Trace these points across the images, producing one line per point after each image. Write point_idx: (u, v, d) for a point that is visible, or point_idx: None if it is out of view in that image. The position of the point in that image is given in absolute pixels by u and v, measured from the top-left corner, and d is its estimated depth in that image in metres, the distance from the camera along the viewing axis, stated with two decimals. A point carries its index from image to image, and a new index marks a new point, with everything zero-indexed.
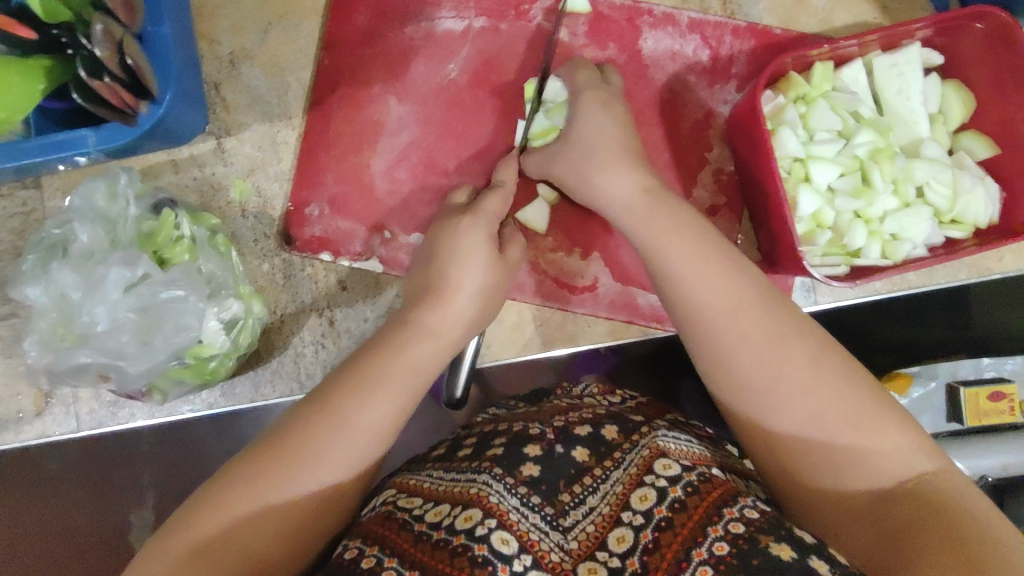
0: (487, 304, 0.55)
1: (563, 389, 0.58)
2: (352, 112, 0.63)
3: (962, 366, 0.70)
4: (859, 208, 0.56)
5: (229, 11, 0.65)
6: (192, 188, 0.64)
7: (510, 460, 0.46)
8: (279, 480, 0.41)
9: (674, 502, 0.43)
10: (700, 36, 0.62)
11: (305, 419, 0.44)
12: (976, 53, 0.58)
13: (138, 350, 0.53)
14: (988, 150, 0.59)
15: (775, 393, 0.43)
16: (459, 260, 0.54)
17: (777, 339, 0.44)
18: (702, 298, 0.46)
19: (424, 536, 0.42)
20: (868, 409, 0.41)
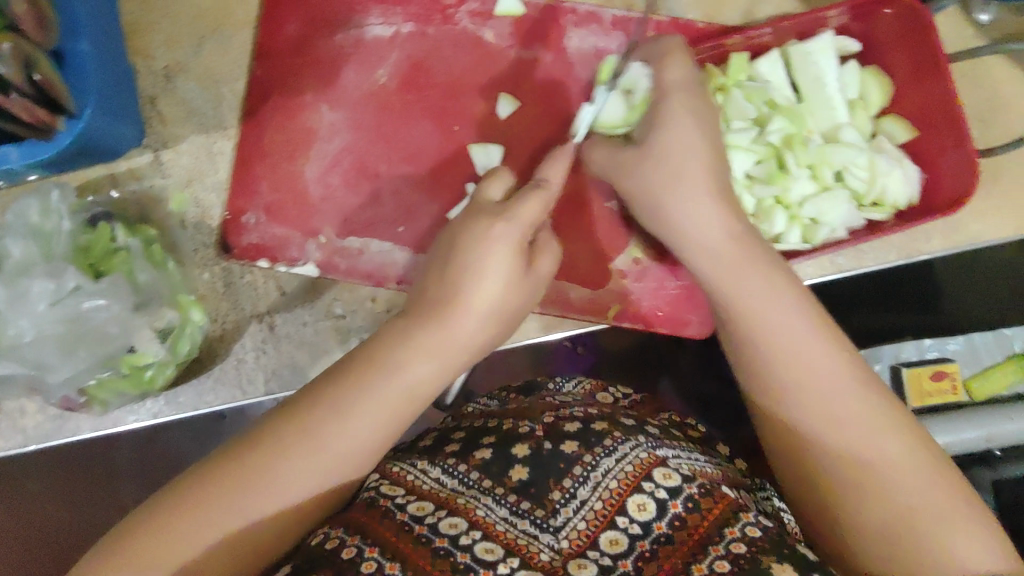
0: (500, 322, 0.53)
1: (552, 387, 0.63)
2: (285, 120, 0.64)
3: (905, 349, 0.75)
4: (777, 194, 0.58)
5: (163, 25, 0.65)
6: (131, 201, 0.64)
7: (500, 463, 0.48)
8: (241, 496, 0.43)
9: (674, 518, 0.46)
10: (624, 34, 0.63)
11: (290, 420, 0.46)
12: (892, 38, 0.58)
13: (61, 359, 0.55)
14: (908, 133, 0.59)
15: (798, 393, 0.47)
16: (485, 276, 0.51)
17: (799, 342, 0.48)
18: (806, 365, 0.47)
19: (406, 527, 0.44)
20: (873, 422, 0.46)
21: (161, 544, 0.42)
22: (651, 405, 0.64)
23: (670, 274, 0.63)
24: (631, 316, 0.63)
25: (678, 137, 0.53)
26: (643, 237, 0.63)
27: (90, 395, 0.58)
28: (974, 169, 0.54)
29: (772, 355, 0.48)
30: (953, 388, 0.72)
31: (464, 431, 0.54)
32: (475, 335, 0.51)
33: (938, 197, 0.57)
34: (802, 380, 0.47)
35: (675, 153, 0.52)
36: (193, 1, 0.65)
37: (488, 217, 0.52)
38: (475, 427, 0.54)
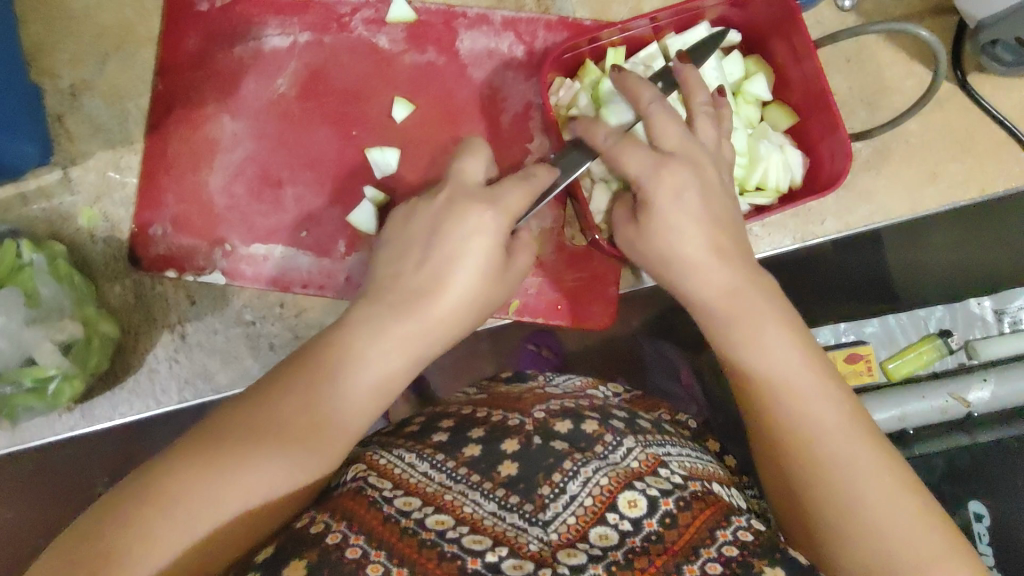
0: (472, 316, 0.53)
1: (543, 379, 0.62)
2: (187, 132, 0.66)
3: (822, 334, 0.75)
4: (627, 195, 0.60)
5: (68, 45, 0.66)
6: (42, 219, 0.65)
7: (487, 461, 0.48)
8: (218, 485, 0.41)
9: (664, 516, 0.45)
10: (514, 33, 0.65)
11: (245, 431, 0.44)
12: (768, 27, 0.59)
13: None
14: (788, 119, 0.60)
15: (777, 380, 0.48)
16: (464, 263, 0.52)
17: (762, 326, 0.49)
18: (796, 404, 0.47)
19: (391, 519, 0.43)
20: (846, 418, 0.46)
21: (129, 542, 0.39)
22: (641, 402, 0.64)
23: (569, 267, 0.64)
24: (534, 310, 0.64)
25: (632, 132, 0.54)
26: (541, 233, 0.64)
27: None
28: (846, 148, 0.54)
29: (770, 397, 0.48)
30: (869, 369, 0.73)
31: (452, 421, 0.54)
32: (452, 320, 0.51)
33: (818, 180, 0.59)
34: (791, 416, 0.47)
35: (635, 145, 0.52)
36: (96, 20, 0.67)
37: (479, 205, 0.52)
38: (466, 416, 0.54)
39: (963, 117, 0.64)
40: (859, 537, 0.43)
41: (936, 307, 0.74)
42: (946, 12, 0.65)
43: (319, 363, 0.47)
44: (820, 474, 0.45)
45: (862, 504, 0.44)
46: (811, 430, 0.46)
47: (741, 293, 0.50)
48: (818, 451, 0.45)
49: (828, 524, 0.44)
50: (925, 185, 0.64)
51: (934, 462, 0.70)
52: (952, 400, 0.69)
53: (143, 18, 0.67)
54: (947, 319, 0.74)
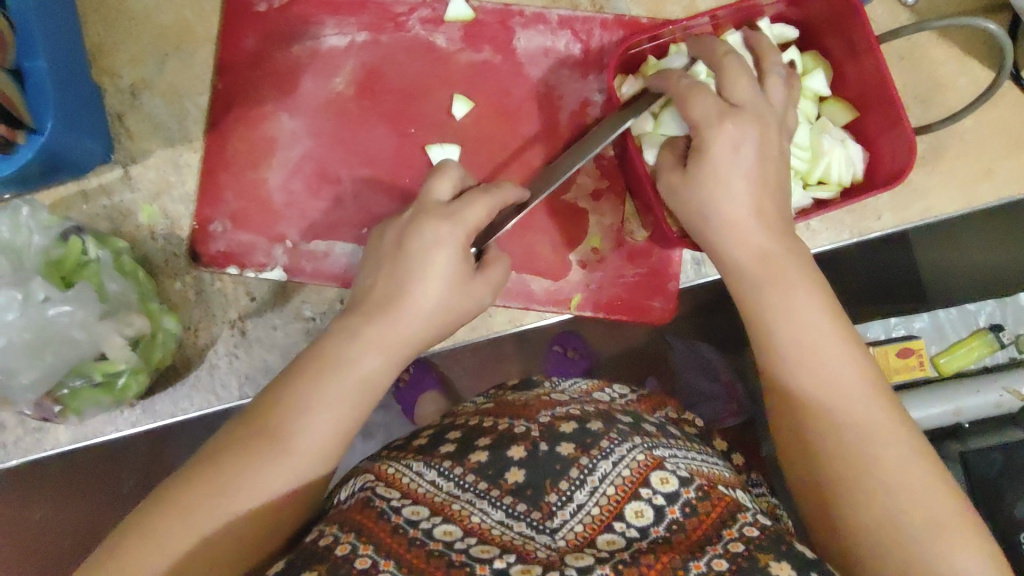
0: (439, 327, 0.54)
1: (550, 384, 0.64)
2: (245, 130, 0.66)
3: (872, 329, 0.75)
4: None
5: (128, 45, 0.67)
6: (103, 216, 0.66)
7: (495, 468, 0.51)
8: (246, 476, 0.45)
9: (671, 523, 0.49)
10: (570, 32, 0.65)
11: (273, 416, 0.47)
12: (825, 23, 0.60)
13: (27, 362, 0.56)
14: (847, 114, 0.61)
15: (809, 353, 0.48)
16: (427, 277, 0.52)
17: (784, 295, 0.50)
18: (818, 367, 0.48)
19: (400, 529, 0.47)
20: (866, 388, 0.47)
21: (173, 519, 0.43)
22: (651, 399, 0.66)
23: (627, 262, 0.65)
24: (594, 304, 0.65)
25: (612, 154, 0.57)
26: (600, 228, 0.65)
27: (64, 404, 0.60)
28: (910, 141, 0.55)
29: (786, 371, 0.49)
30: (920, 364, 0.73)
31: (460, 431, 0.56)
32: (421, 330, 0.52)
33: (879, 173, 0.59)
34: (816, 378, 0.48)
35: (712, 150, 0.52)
36: (155, 20, 0.67)
37: (436, 218, 0.53)
38: (471, 426, 0.56)
39: (1016, 112, 0.65)
40: (875, 503, 0.45)
41: (986, 301, 0.74)
42: (999, 9, 0.65)
43: (326, 365, 0.49)
44: (838, 446, 0.46)
45: (874, 471, 0.45)
46: (830, 392, 0.48)
47: (772, 256, 0.51)
48: (835, 414, 0.47)
49: (843, 496, 0.46)
50: (980, 179, 0.64)
51: (991, 456, 0.67)
52: (1007, 394, 0.70)
53: (201, 18, 0.67)
54: (997, 313, 0.74)
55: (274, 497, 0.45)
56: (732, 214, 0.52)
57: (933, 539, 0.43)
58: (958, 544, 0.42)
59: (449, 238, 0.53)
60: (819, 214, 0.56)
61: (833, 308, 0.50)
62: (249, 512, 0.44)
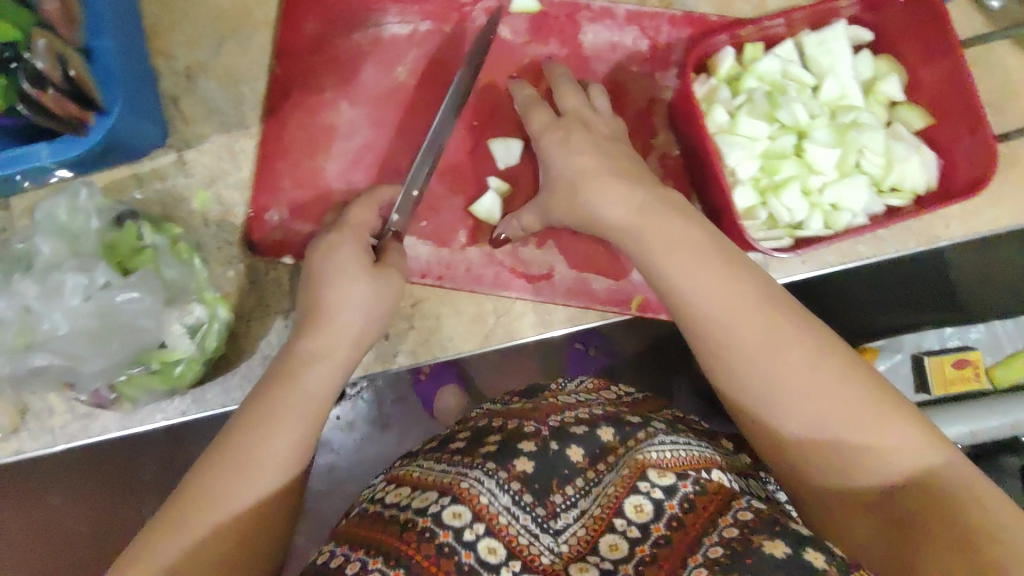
0: (376, 317, 0.54)
1: (556, 386, 0.63)
2: (305, 118, 0.65)
3: (926, 338, 0.76)
4: (762, 195, 0.58)
5: (184, 26, 0.65)
6: (156, 200, 0.65)
7: (505, 456, 0.51)
8: (229, 484, 0.45)
9: (671, 520, 0.48)
10: (638, 27, 0.64)
11: (248, 418, 0.48)
12: (902, 26, 0.58)
13: (93, 349, 0.56)
14: (922, 119, 0.59)
15: (738, 351, 0.48)
16: (340, 279, 0.54)
17: (706, 293, 0.49)
18: (720, 332, 0.48)
19: (409, 525, 0.47)
20: (810, 371, 0.46)
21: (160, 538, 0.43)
22: (653, 401, 0.65)
23: None
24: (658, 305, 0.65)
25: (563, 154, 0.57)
26: None
27: (119, 391, 0.60)
28: (992, 149, 0.54)
29: (724, 374, 0.49)
30: (977, 375, 0.73)
31: (468, 432, 0.56)
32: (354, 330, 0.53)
33: (956, 180, 0.58)
34: (706, 329, 0.49)
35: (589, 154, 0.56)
36: (213, 2, 0.65)
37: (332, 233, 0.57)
38: (479, 426, 0.56)
39: None
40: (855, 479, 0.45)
41: None
42: None
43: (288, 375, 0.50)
44: (797, 444, 0.46)
45: (840, 455, 0.45)
46: (728, 334, 0.48)
47: (690, 257, 0.51)
48: (778, 410, 0.46)
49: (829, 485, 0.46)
50: None
51: None
52: None
53: (261, 2, 0.66)
54: None
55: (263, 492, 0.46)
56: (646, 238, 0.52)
57: (869, 434, 0.44)
58: (891, 429, 0.44)
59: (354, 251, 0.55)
60: (898, 221, 0.54)
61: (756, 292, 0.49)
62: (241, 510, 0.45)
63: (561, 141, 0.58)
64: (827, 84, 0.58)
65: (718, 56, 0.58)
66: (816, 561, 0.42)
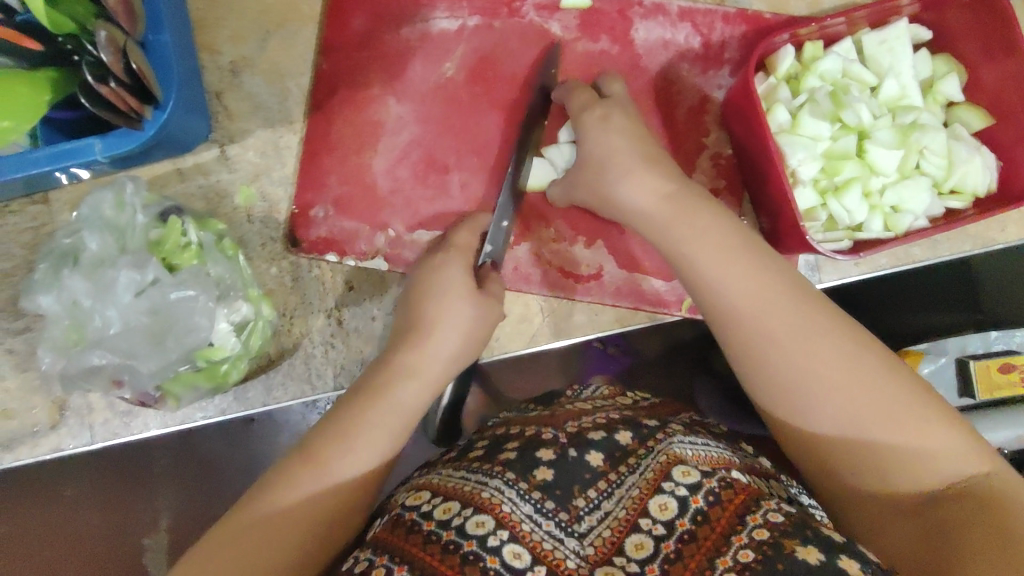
0: (473, 339, 0.56)
1: (572, 392, 0.60)
2: (352, 114, 0.64)
3: (971, 342, 0.72)
4: (823, 196, 0.57)
5: (229, 20, 0.64)
6: (199, 195, 0.64)
7: (524, 464, 0.48)
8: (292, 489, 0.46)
9: (696, 514, 0.46)
10: (691, 25, 0.64)
11: (321, 431, 0.49)
12: (966, 25, 0.57)
13: (151, 349, 0.56)
14: (983, 120, 0.58)
15: (776, 348, 0.48)
16: (446, 295, 0.56)
17: (748, 293, 0.49)
18: (759, 330, 0.48)
19: (432, 537, 0.45)
20: (850, 370, 0.46)
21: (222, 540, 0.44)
22: (668, 406, 0.61)
23: None
24: None
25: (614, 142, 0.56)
26: None
27: (166, 389, 0.59)
28: None
29: (759, 371, 0.48)
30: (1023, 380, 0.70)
31: (487, 440, 0.53)
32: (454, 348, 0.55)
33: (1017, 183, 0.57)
34: (745, 345, 0.49)
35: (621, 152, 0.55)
36: None
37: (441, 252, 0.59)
38: (499, 434, 0.53)
39: None
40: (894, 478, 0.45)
41: None
42: None
43: (376, 390, 0.51)
44: (832, 442, 0.46)
45: (882, 456, 0.45)
46: (768, 349, 0.48)
47: (732, 253, 0.51)
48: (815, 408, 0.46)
49: (868, 485, 0.46)
50: None
51: None
52: None
53: None
54: None
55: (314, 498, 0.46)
56: (687, 233, 0.52)
57: (911, 440, 0.44)
58: (931, 430, 0.44)
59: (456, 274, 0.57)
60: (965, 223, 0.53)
61: (795, 291, 0.49)
62: (295, 517, 0.45)
63: (608, 122, 0.56)
64: (888, 83, 0.58)
65: (778, 55, 0.57)
66: (849, 568, 0.41)
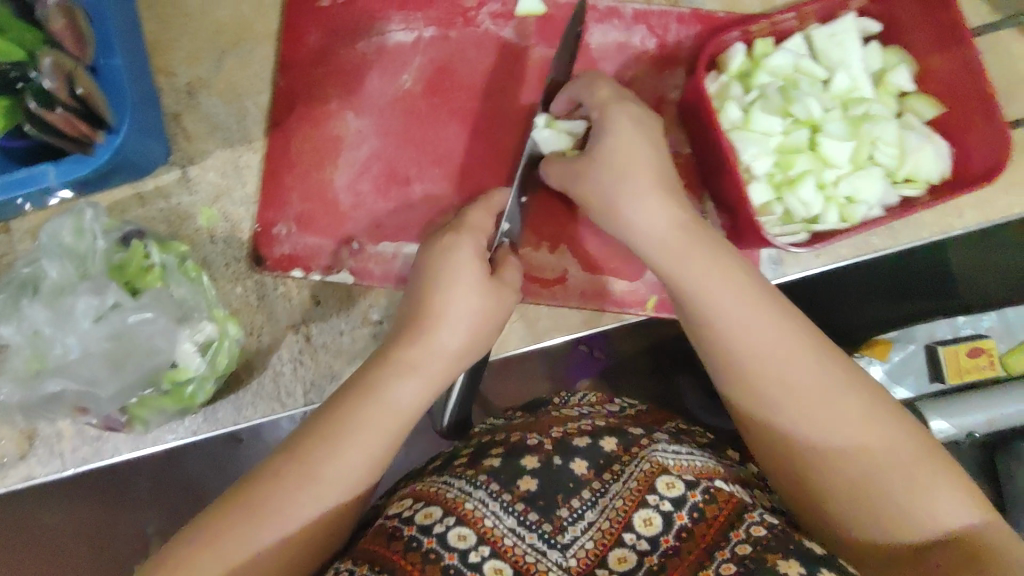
0: (481, 332, 0.53)
1: (559, 401, 0.60)
2: (311, 130, 0.64)
3: (939, 328, 0.73)
4: (778, 190, 0.58)
5: (184, 42, 0.64)
6: (160, 218, 0.63)
7: (508, 474, 0.48)
8: (268, 496, 0.45)
9: (681, 531, 0.46)
10: (645, 27, 0.64)
11: (306, 430, 0.48)
12: (915, 13, 0.58)
13: (109, 374, 0.55)
14: (934, 110, 0.59)
15: (786, 386, 0.47)
16: (457, 284, 0.52)
17: (761, 329, 0.48)
18: (769, 367, 0.48)
19: (413, 543, 0.44)
20: (860, 413, 0.46)
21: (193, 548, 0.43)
22: (657, 414, 0.61)
23: None
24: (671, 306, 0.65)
25: (624, 144, 0.52)
26: None
27: (130, 414, 0.58)
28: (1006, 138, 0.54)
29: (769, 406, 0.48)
30: (990, 364, 0.71)
31: (469, 449, 0.53)
32: (457, 342, 0.52)
33: (970, 169, 0.57)
34: (751, 377, 0.48)
35: (622, 155, 0.52)
36: (213, 17, 0.64)
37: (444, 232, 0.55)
38: (483, 443, 0.53)
39: None
40: (898, 522, 0.44)
41: None
42: None
43: (372, 386, 0.49)
44: (835, 481, 0.46)
45: (888, 500, 0.45)
46: (777, 383, 0.48)
47: (739, 280, 0.50)
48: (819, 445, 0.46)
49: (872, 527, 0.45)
50: None
51: None
52: None
53: (261, 15, 0.65)
54: None
55: (293, 501, 0.45)
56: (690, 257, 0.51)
57: (911, 489, 0.44)
58: (936, 477, 0.45)
59: (465, 263, 0.53)
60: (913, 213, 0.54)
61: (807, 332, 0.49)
62: (266, 526, 0.44)
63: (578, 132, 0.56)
64: (838, 77, 0.59)
65: (728, 53, 0.58)
66: None
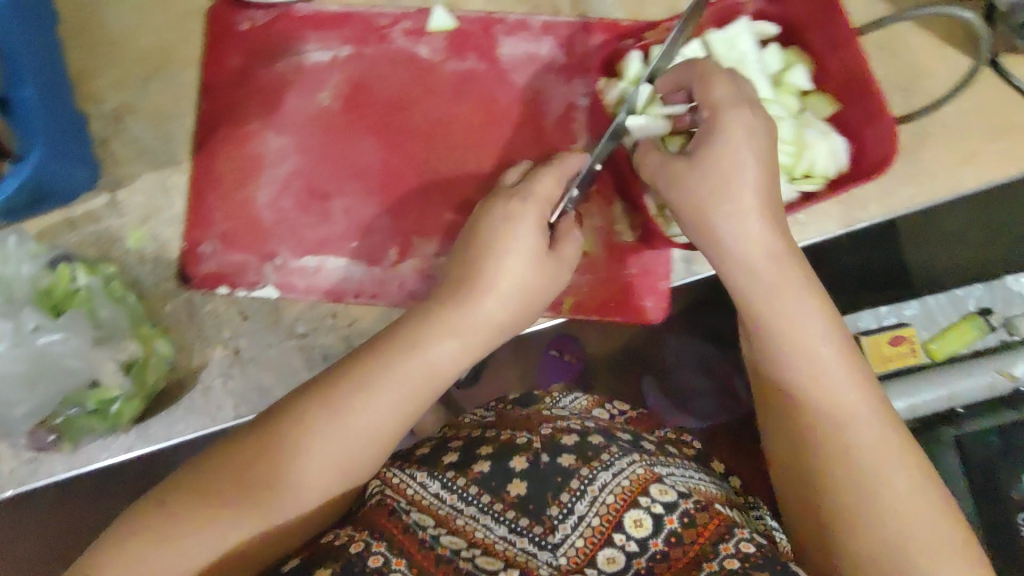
0: (522, 305, 0.54)
1: (550, 399, 0.57)
2: (234, 149, 0.66)
3: (862, 318, 0.74)
4: None
5: (109, 70, 0.66)
6: (90, 241, 0.64)
7: (498, 479, 0.47)
8: (293, 436, 0.46)
9: (670, 535, 0.45)
10: (554, 37, 0.66)
11: (349, 373, 0.48)
12: (807, 13, 0.61)
13: (26, 392, 0.57)
14: (830, 107, 0.61)
15: (834, 409, 0.47)
16: (507, 253, 0.53)
17: (817, 349, 0.49)
18: (819, 382, 0.48)
19: (411, 529, 0.45)
20: (897, 461, 0.46)
21: (210, 473, 0.45)
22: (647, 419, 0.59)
23: (620, 263, 0.66)
24: (589, 306, 0.65)
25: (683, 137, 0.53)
26: (591, 230, 0.65)
27: (59, 433, 0.60)
28: (890, 130, 0.56)
29: (815, 415, 0.48)
30: (912, 350, 0.73)
31: (461, 440, 0.52)
32: (500, 311, 0.53)
33: (866, 159, 0.59)
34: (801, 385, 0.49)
35: (717, 156, 0.51)
36: (137, 44, 0.66)
37: (506, 198, 0.55)
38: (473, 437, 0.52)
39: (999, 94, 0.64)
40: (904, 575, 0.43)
41: (974, 286, 0.75)
42: None
43: (411, 347, 0.50)
44: (854, 518, 0.45)
45: (902, 552, 0.43)
46: (825, 400, 0.48)
47: (792, 278, 0.51)
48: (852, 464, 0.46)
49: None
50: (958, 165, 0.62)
51: (990, 438, 0.67)
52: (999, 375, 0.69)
53: (184, 41, 0.67)
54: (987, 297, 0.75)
55: (317, 448, 0.46)
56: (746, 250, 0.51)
57: (928, 552, 0.43)
58: (955, 552, 0.43)
59: (525, 234, 0.54)
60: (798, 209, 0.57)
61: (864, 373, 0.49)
62: (286, 461, 0.45)
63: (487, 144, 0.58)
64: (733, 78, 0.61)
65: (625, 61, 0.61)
66: None
